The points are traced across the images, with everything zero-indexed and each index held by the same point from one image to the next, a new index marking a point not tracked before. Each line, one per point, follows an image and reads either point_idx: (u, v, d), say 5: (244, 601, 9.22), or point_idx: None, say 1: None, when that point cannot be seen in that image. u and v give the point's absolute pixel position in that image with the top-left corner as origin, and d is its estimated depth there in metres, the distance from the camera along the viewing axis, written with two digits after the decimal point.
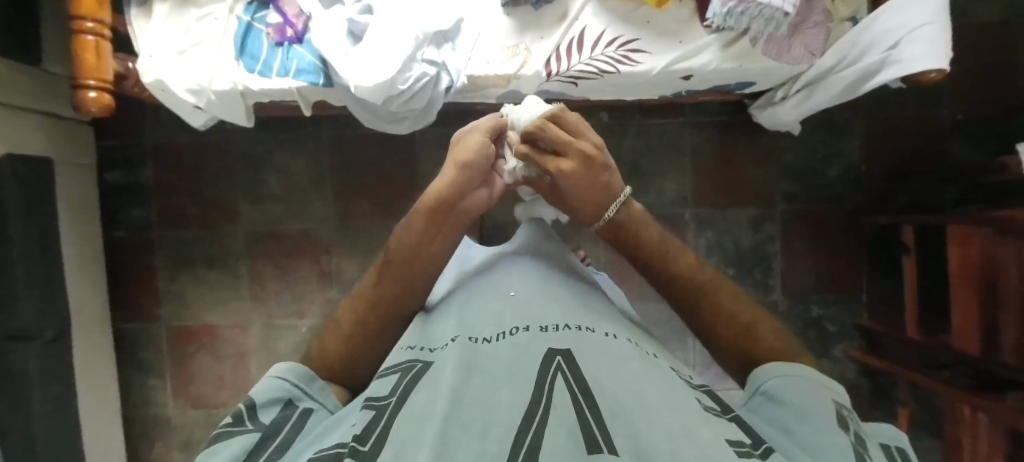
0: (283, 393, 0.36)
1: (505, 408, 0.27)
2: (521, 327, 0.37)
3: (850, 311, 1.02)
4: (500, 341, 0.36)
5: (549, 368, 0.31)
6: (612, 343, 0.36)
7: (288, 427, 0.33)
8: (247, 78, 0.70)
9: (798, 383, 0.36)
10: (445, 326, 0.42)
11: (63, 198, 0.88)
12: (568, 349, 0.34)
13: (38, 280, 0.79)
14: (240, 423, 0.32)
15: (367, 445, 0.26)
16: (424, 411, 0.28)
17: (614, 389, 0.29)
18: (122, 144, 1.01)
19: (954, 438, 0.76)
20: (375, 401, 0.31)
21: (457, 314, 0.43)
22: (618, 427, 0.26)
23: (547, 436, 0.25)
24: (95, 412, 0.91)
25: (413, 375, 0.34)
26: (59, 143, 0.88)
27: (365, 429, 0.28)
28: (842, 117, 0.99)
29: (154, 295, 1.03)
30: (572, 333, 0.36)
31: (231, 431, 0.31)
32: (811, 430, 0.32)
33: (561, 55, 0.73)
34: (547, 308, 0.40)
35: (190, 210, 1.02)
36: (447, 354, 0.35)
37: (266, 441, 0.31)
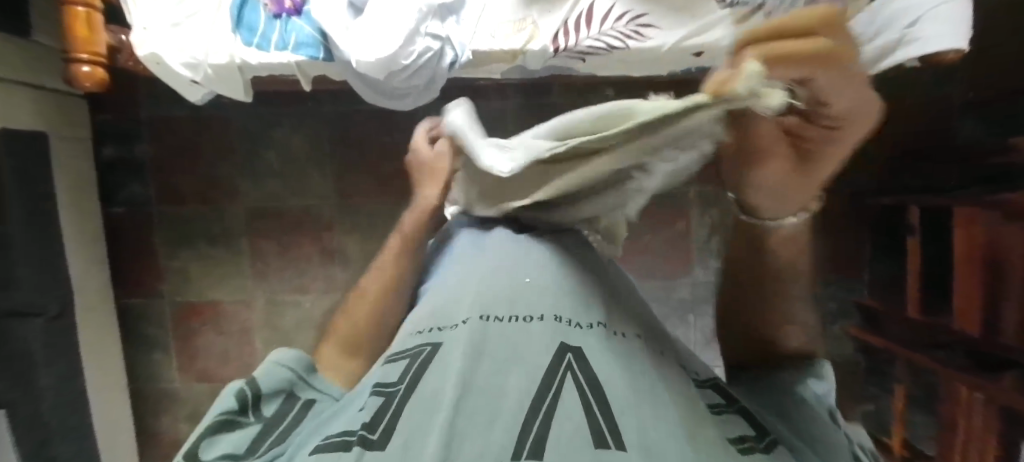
0: (285, 382, 0.35)
1: (513, 398, 0.28)
2: (535, 315, 0.35)
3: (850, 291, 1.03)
4: (514, 326, 0.34)
5: (559, 366, 0.30)
6: (625, 346, 0.35)
7: (286, 421, 0.33)
8: (244, 52, 0.68)
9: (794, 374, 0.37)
10: (456, 301, 0.40)
11: (59, 174, 0.87)
12: (579, 346, 0.33)
13: (38, 259, 0.79)
14: (243, 416, 0.33)
15: (377, 433, 0.27)
16: (433, 398, 0.29)
17: (622, 390, 0.29)
18: (117, 119, 0.99)
19: (947, 417, 0.78)
20: (385, 387, 0.32)
21: (467, 292, 0.40)
22: (625, 422, 0.26)
23: (555, 428, 0.26)
24: (101, 387, 0.92)
25: (422, 360, 0.33)
26: (52, 117, 0.86)
27: (375, 417, 0.29)
28: None
29: (156, 272, 1.03)
30: (585, 331, 0.34)
31: (233, 423, 0.33)
32: (803, 416, 0.33)
33: (569, 29, 0.70)
34: (565, 298, 0.38)
35: (190, 186, 1.01)
36: (459, 335, 0.34)
37: (260, 437, 0.32)
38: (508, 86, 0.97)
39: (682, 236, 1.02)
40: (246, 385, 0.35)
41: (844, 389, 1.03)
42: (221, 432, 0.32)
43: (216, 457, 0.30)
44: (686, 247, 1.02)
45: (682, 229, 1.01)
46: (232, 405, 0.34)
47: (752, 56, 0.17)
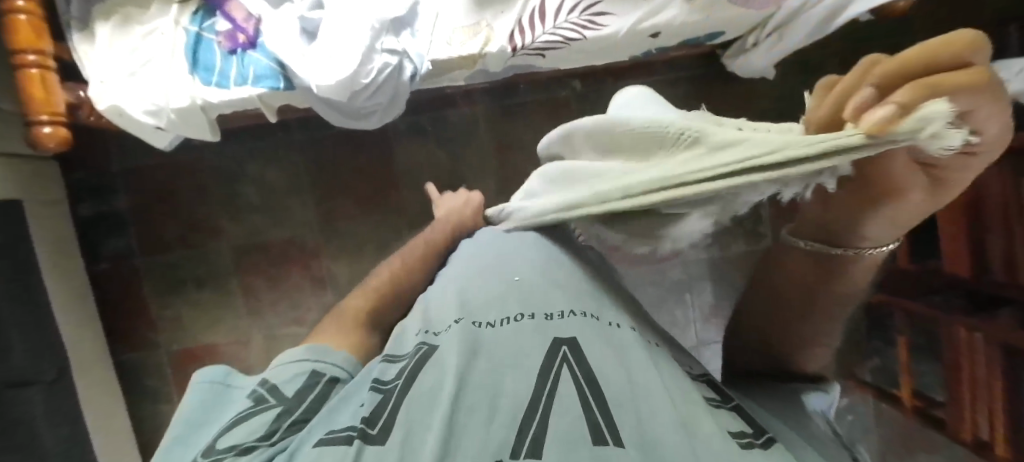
0: (302, 366, 0.37)
1: (512, 399, 0.28)
2: (526, 314, 0.36)
3: None
4: (506, 324, 0.35)
5: (554, 360, 0.31)
6: (620, 330, 0.35)
7: (313, 394, 0.35)
8: (204, 92, 0.68)
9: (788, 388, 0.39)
10: (448, 300, 0.40)
11: (40, 238, 0.86)
12: (574, 337, 0.33)
13: (28, 326, 0.78)
14: (264, 402, 0.34)
15: (376, 428, 0.27)
16: (432, 399, 0.29)
17: (618, 382, 0.29)
18: (90, 175, 0.99)
19: (951, 361, 0.76)
20: (383, 384, 0.32)
21: (458, 295, 0.40)
22: (625, 419, 0.27)
23: (552, 426, 0.26)
24: (110, 446, 0.92)
25: (420, 357, 0.33)
26: (25, 182, 0.85)
27: (374, 411, 0.29)
28: (813, 55, 0.98)
29: (149, 323, 1.02)
30: (575, 318, 0.35)
31: (255, 410, 0.33)
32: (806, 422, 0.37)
33: (524, 27, 0.70)
34: (554, 289, 0.38)
35: (172, 233, 1.00)
36: (450, 338, 0.34)
37: (291, 411, 0.33)
38: (474, 91, 0.97)
39: None
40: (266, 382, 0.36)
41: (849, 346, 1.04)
42: (246, 418, 0.32)
43: (251, 437, 0.30)
44: None
45: None
46: (250, 403, 0.34)
47: (918, 96, 0.16)
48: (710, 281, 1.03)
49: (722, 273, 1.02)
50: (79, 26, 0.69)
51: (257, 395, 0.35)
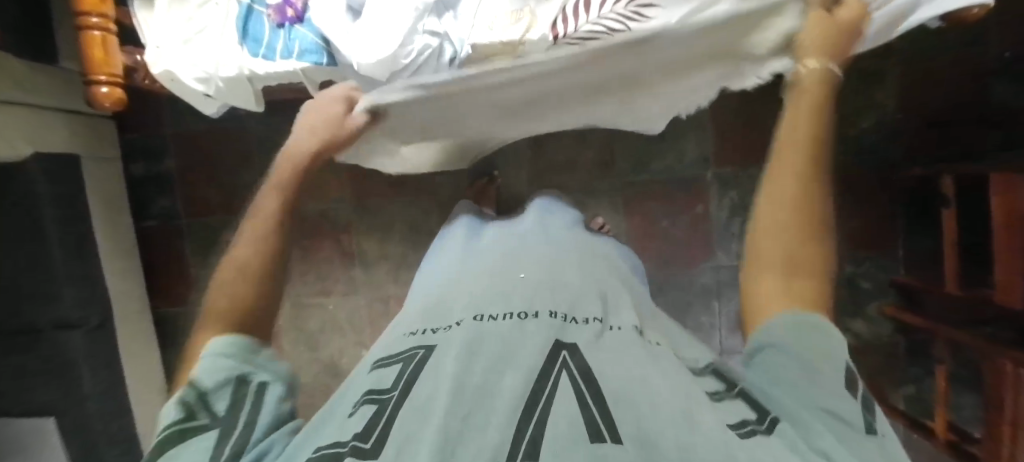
0: (227, 370, 0.34)
1: (506, 398, 0.28)
2: (529, 313, 0.38)
3: (884, 268, 0.98)
4: (507, 323, 0.37)
5: (553, 363, 0.32)
6: (620, 335, 0.37)
7: (248, 407, 0.33)
8: (252, 63, 0.70)
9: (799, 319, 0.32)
10: (454, 305, 0.43)
11: (93, 192, 0.92)
12: (573, 343, 0.34)
13: (77, 272, 0.83)
14: (196, 419, 0.32)
15: (369, 443, 0.27)
16: (428, 402, 0.29)
17: (616, 379, 0.30)
18: (143, 137, 1.04)
19: (992, 395, 0.72)
20: (379, 395, 0.32)
21: (464, 295, 0.44)
22: (622, 414, 0.26)
23: (549, 428, 0.25)
24: (144, 393, 0.97)
25: (418, 363, 0.35)
26: (84, 139, 0.91)
27: (366, 427, 0.29)
28: (871, 63, 0.94)
29: (188, 281, 1.07)
30: (579, 324, 0.38)
31: (187, 429, 0.31)
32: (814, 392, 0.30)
33: (567, 16, 0.67)
34: (555, 294, 0.42)
35: (213, 197, 1.05)
36: (453, 338, 0.36)
37: (225, 431, 0.31)
38: None
39: (702, 220, 1.00)
40: (187, 393, 0.33)
41: (882, 369, 0.99)
42: (179, 441, 0.30)
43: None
44: (706, 231, 1.00)
45: (701, 212, 0.99)
46: (178, 415, 0.32)
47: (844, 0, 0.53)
48: None
49: None
50: None
51: (177, 404, 0.32)
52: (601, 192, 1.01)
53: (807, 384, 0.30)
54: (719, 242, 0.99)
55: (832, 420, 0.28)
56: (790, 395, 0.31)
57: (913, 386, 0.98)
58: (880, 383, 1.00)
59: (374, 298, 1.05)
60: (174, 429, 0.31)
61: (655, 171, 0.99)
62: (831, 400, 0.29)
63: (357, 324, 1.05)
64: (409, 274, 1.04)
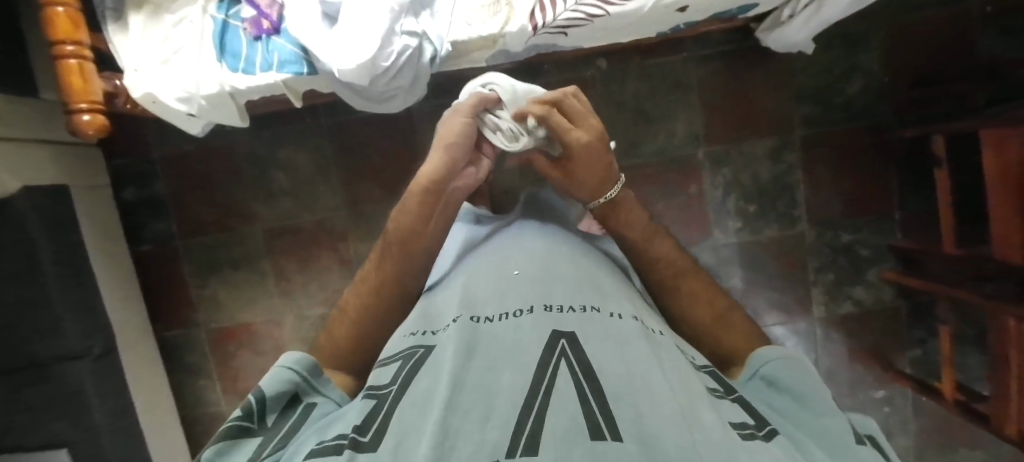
0: (290, 386, 0.37)
1: (505, 394, 0.28)
2: (525, 309, 0.38)
3: (882, 233, 0.98)
4: (505, 321, 0.37)
5: (552, 353, 0.32)
6: (619, 324, 0.37)
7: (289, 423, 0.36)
8: (233, 79, 0.70)
9: (781, 353, 0.39)
10: (449, 306, 0.43)
11: (86, 221, 0.91)
12: (573, 333, 0.34)
13: (77, 302, 0.83)
14: (250, 422, 0.35)
15: (367, 436, 0.27)
16: (427, 397, 0.29)
17: (615, 374, 0.30)
18: (132, 161, 1.03)
19: (998, 351, 0.72)
20: (377, 391, 0.33)
21: (461, 295, 0.44)
22: (623, 411, 0.27)
23: (549, 422, 0.26)
24: (154, 418, 0.97)
25: (416, 362, 0.35)
26: (72, 169, 0.90)
27: (364, 422, 0.29)
28: (858, 28, 0.93)
29: (189, 301, 1.07)
30: (577, 315, 0.38)
31: (241, 430, 0.34)
32: (809, 415, 0.34)
33: (544, 6, 0.68)
34: (552, 288, 0.42)
35: (207, 216, 1.04)
36: (450, 336, 0.36)
37: (268, 440, 0.34)
38: (499, 72, 0.96)
39: (696, 199, 1.00)
40: (254, 394, 0.36)
41: (887, 334, 1.00)
42: (231, 439, 0.33)
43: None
44: (702, 210, 1.00)
45: (695, 192, 0.99)
46: (238, 413, 0.35)
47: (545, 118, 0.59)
48: (740, 266, 1.01)
49: (752, 257, 1.00)
50: (112, 17, 0.71)
51: (245, 401, 0.36)
52: None
53: (804, 413, 0.34)
54: (715, 220, 1.00)
55: (828, 436, 0.32)
56: (790, 419, 0.34)
57: (919, 348, 0.99)
58: (885, 347, 1.00)
59: None
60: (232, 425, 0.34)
61: (647, 154, 0.99)
62: (824, 421, 0.33)
63: None
64: None
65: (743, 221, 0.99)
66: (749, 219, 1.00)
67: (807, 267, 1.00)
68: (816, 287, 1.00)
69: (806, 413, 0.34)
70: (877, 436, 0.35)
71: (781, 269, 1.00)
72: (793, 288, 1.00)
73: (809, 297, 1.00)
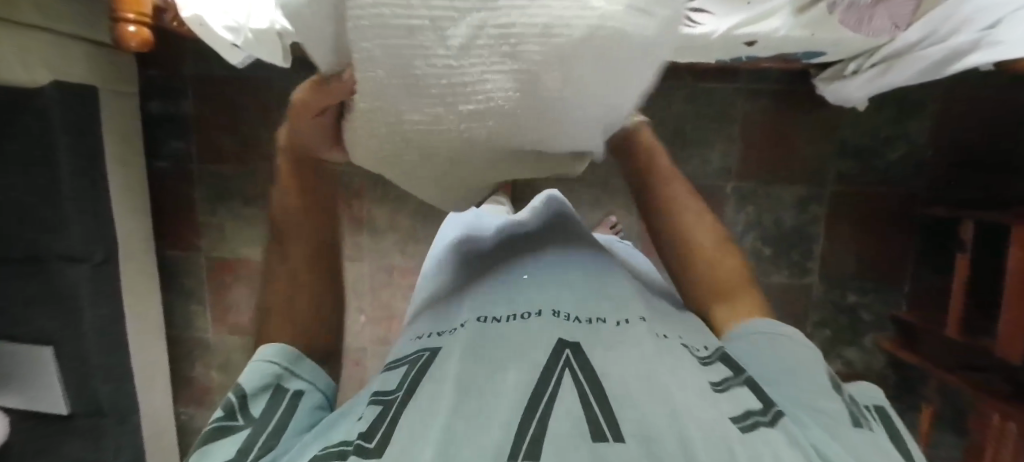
0: (270, 376, 0.37)
1: (510, 394, 0.29)
2: (532, 312, 0.37)
3: (887, 302, 0.98)
4: (512, 324, 0.36)
5: (556, 361, 0.31)
6: (628, 329, 0.36)
7: (281, 411, 0.34)
8: (284, 19, 0.66)
9: (777, 327, 0.38)
10: (459, 308, 0.42)
11: (110, 127, 0.90)
12: (577, 341, 0.33)
13: (89, 206, 0.83)
14: (233, 419, 0.33)
15: (372, 442, 0.28)
16: (432, 402, 0.30)
17: (619, 377, 0.30)
18: (164, 75, 1.02)
19: (975, 442, 0.73)
20: (383, 397, 0.33)
21: (469, 300, 0.43)
22: (625, 413, 0.27)
23: (552, 426, 0.26)
24: (140, 333, 0.98)
25: (422, 365, 0.35)
26: (105, 71, 0.89)
27: (370, 425, 0.30)
28: (915, 94, 0.91)
29: (194, 226, 1.07)
30: (583, 324, 0.36)
31: (223, 429, 0.32)
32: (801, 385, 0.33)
33: None
34: (560, 291, 0.41)
35: (228, 145, 1.03)
36: (456, 338, 0.36)
37: (256, 433, 0.32)
38: None
39: None
40: (234, 392, 0.35)
41: None
42: (215, 438, 0.32)
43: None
44: None
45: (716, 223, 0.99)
46: (222, 413, 0.34)
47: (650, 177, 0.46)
48: None
49: (758, 298, 1.00)
50: None
51: (226, 400, 0.34)
52: (619, 189, 1.00)
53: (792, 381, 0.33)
54: None
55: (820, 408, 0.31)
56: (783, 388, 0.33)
57: (896, 419, 1.00)
58: None
59: (378, 266, 1.06)
60: (216, 426, 0.33)
61: None
62: (818, 392, 0.32)
63: (360, 290, 1.06)
64: (416, 247, 1.05)
65: (756, 262, 0.99)
66: (762, 261, 1.00)
67: (806, 320, 1.01)
68: (810, 340, 1.01)
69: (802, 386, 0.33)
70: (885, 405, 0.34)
71: (782, 316, 1.01)
72: None
73: None
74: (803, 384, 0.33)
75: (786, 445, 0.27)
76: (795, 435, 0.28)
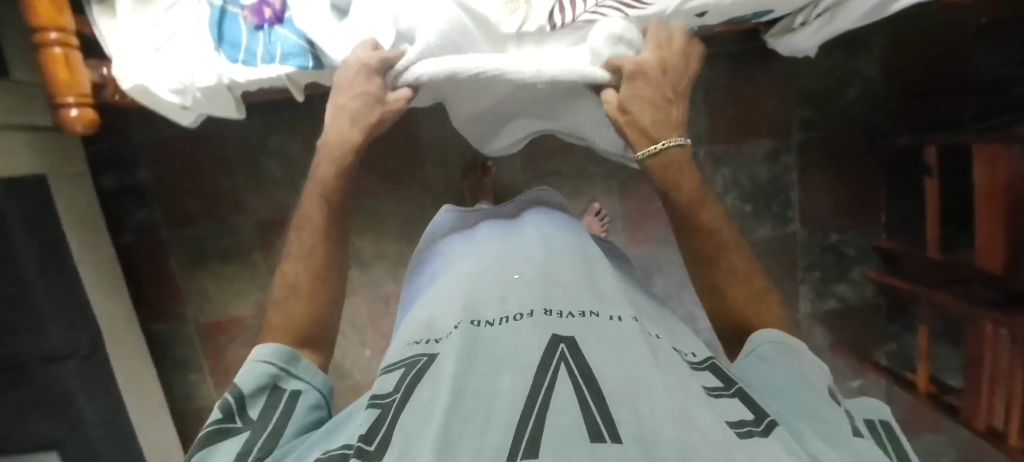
0: (266, 379, 0.41)
1: (508, 401, 0.29)
2: (525, 313, 0.38)
3: (867, 235, 1.02)
4: (506, 326, 0.37)
5: (552, 356, 0.33)
6: (620, 329, 0.37)
7: (278, 414, 0.39)
8: (231, 71, 0.66)
9: (782, 342, 0.43)
10: (446, 310, 0.42)
11: (67, 213, 0.86)
12: (571, 336, 0.35)
13: (64, 300, 0.80)
14: (232, 421, 0.38)
15: (372, 445, 0.28)
16: (429, 403, 0.30)
17: (616, 378, 0.31)
18: (112, 147, 0.97)
19: (972, 352, 0.78)
20: (380, 400, 0.33)
21: (456, 297, 0.43)
22: (620, 413, 0.28)
23: (549, 426, 0.26)
24: (143, 414, 0.95)
25: (417, 371, 0.35)
26: (48, 156, 0.84)
27: (370, 429, 0.30)
28: (862, 34, 0.94)
29: (176, 294, 1.03)
30: (578, 321, 0.38)
31: (225, 429, 0.37)
32: (804, 397, 0.37)
33: (564, 5, 0.61)
34: (551, 291, 0.42)
35: (194, 206, 1.00)
36: (451, 343, 0.36)
37: (256, 434, 0.37)
38: None
39: None
40: (231, 394, 0.39)
41: (865, 328, 1.05)
42: (215, 440, 0.36)
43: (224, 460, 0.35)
44: None
45: None
46: (220, 415, 0.38)
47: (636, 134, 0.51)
48: None
49: None
50: None
51: (226, 402, 0.39)
52: (597, 175, 1.01)
53: (797, 392, 0.38)
54: None
55: (820, 416, 0.36)
56: (783, 401, 0.38)
57: (893, 342, 1.05)
58: (864, 341, 1.06)
59: (373, 297, 1.04)
60: (215, 427, 0.37)
61: None
62: (817, 402, 0.37)
63: (359, 325, 1.05)
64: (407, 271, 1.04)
65: (740, 220, 1.02)
66: (745, 219, 1.02)
67: (796, 266, 1.04)
68: (803, 284, 1.05)
69: (805, 399, 0.37)
70: (888, 422, 0.39)
71: (773, 267, 1.04)
72: (782, 284, 1.04)
73: (796, 294, 1.05)
74: (808, 396, 0.37)
75: (777, 449, 0.28)
76: (787, 443, 0.29)
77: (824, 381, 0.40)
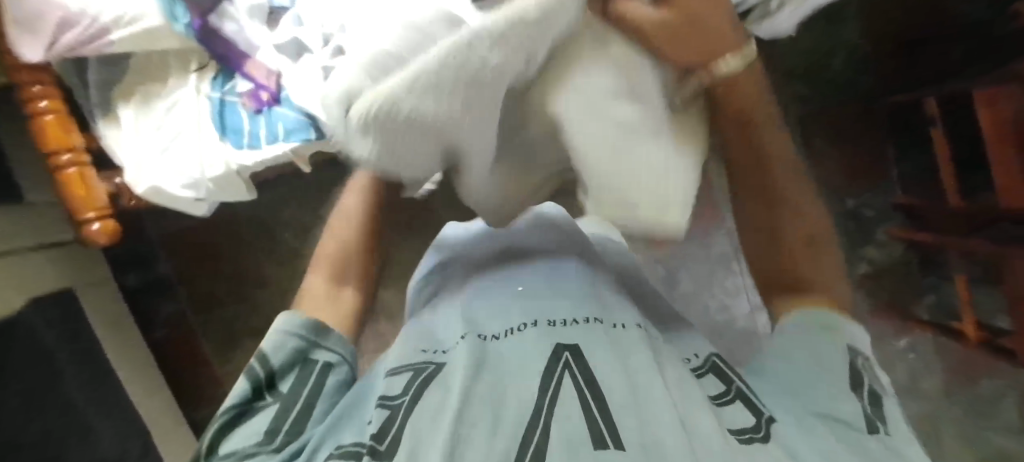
0: (292, 348, 0.44)
1: (515, 408, 0.30)
2: (529, 323, 0.39)
3: (882, 194, 1.02)
4: (510, 338, 0.38)
5: (557, 363, 0.33)
6: (625, 336, 0.37)
7: (304, 388, 0.41)
8: (237, 156, 0.68)
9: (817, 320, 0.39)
10: (452, 325, 0.43)
11: (98, 319, 0.87)
12: (576, 344, 0.35)
13: (109, 406, 0.80)
14: (261, 395, 0.41)
15: (382, 445, 0.30)
16: (436, 408, 0.31)
17: (618, 384, 0.31)
18: (130, 247, 0.99)
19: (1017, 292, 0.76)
20: (388, 401, 0.34)
21: (462, 314, 0.44)
22: (625, 419, 0.28)
23: (554, 434, 0.27)
24: None
25: (425, 377, 0.36)
26: (72, 268, 0.86)
27: (381, 429, 0.32)
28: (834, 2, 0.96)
29: (213, 379, 1.03)
30: (579, 328, 0.37)
31: (254, 405, 0.40)
32: (819, 390, 0.35)
33: None
34: (557, 300, 0.42)
35: (219, 288, 1.02)
36: (458, 353, 0.37)
37: (282, 407, 0.39)
38: None
39: None
40: (260, 366, 0.42)
41: (903, 287, 1.04)
42: (245, 413, 0.39)
43: (252, 432, 0.37)
44: None
45: None
46: (246, 392, 0.41)
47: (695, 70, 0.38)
48: None
49: None
50: (102, 111, 0.71)
51: (253, 368, 0.42)
52: None
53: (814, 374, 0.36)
54: None
55: (843, 415, 0.32)
56: (798, 401, 0.35)
57: None
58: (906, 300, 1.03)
59: None
60: (242, 402, 0.40)
61: None
62: (834, 391, 0.34)
63: None
64: None
65: None
66: None
67: None
68: None
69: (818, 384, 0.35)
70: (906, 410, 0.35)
71: None
72: None
73: None
74: (819, 386, 0.35)
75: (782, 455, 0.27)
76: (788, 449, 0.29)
77: (843, 346, 0.37)
